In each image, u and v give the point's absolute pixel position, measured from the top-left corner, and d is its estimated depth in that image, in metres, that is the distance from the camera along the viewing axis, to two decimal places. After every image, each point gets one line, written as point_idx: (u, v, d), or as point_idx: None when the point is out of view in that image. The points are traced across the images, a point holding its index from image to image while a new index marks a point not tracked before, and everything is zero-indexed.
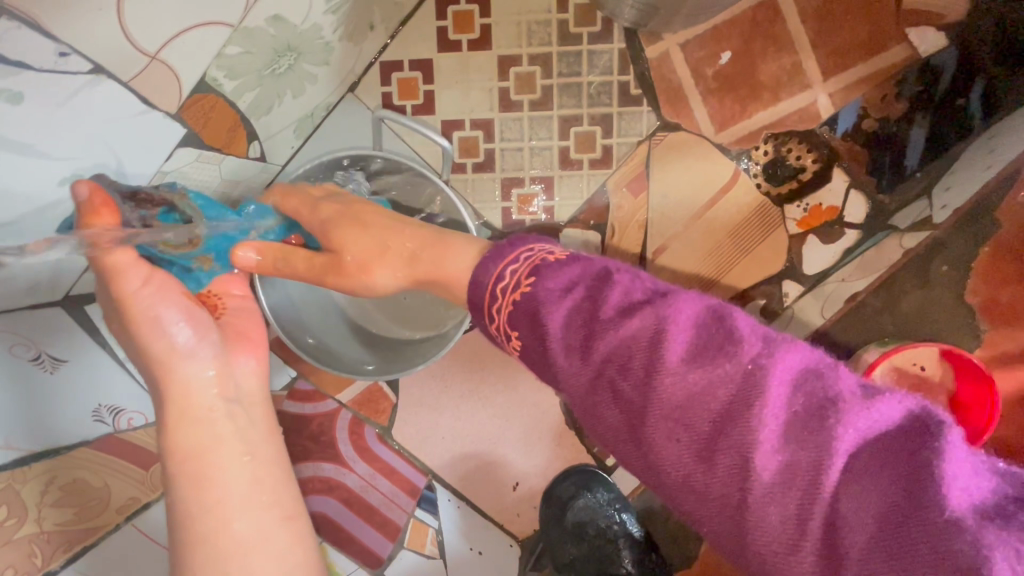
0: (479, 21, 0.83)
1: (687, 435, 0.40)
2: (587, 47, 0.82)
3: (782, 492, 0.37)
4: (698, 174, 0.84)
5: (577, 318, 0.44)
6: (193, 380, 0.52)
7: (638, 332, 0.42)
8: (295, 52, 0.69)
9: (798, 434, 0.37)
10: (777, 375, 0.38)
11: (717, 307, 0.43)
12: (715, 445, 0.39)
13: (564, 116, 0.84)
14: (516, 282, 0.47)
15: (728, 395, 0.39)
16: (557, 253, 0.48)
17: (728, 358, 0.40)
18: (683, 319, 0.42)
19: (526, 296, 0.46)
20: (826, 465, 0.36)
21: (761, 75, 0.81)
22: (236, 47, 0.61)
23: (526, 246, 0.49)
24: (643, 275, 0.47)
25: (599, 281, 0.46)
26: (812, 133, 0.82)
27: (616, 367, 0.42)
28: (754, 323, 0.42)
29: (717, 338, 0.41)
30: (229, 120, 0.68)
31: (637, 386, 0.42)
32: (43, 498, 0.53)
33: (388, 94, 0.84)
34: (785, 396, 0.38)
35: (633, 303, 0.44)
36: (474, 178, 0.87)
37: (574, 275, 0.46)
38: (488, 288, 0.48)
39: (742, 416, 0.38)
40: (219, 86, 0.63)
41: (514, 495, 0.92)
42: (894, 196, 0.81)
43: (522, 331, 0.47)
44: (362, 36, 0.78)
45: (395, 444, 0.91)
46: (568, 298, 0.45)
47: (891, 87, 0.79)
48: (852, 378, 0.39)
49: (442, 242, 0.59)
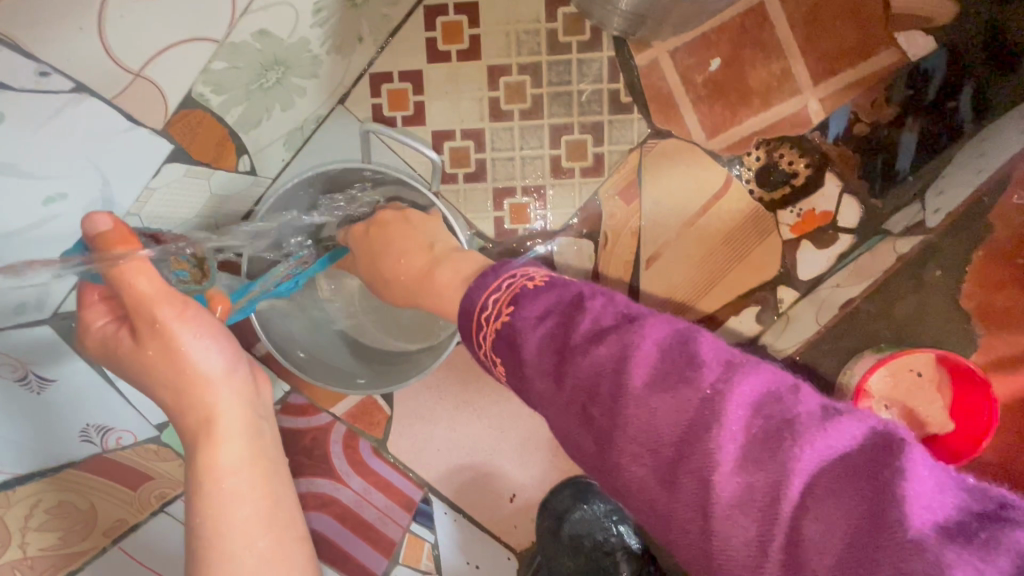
0: (467, 32, 0.82)
1: (651, 458, 0.39)
2: (577, 56, 0.82)
3: (743, 515, 0.36)
4: (690, 180, 0.84)
5: (549, 344, 0.45)
6: (214, 406, 0.50)
7: (603, 357, 0.42)
8: (282, 66, 0.69)
9: (759, 457, 0.36)
10: (737, 399, 0.38)
11: (683, 330, 0.43)
12: (680, 470, 0.38)
13: (555, 125, 0.84)
14: (497, 310, 0.48)
15: (692, 418, 0.38)
16: (534, 279, 0.49)
17: (689, 381, 0.39)
18: (649, 344, 0.42)
19: (505, 323, 0.47)
20: (790, 490, 0.35)
21: (750, 81, 0.81)
22: (223, 63, 0.61)
23: (508, 272, 0.50)
24: (615, 300, 0.47)
25: (572, 306, 0.46)
26: (804, 139, 0.81)
27: (585, 393, 0.42)
28: (718, 346, 0.42)
29: (680, 361, 0.41)
30: (217, 135, 0.68)
31: (605, 413, 0.41)
32: (27, 523, 0.55)
33: (378, 105, 0.84)
34: (744, 419, 0.37)
35: (602, 328, 0.44)
36: (465, 188, 0.86)
37: (547, 303, 0.47)
38: (474, 312, 0.50)
39: (703, 438, 0.37)
40: (205, 101, 0.63)
41: (511, 506, 0.91)
42: (887, 200, 0.80)
43: (502, 356, 0.48)
44: (350, 48, 0.78)
45: (390, 456, 0.91)
46: (540, 324, 0.46)
47: (881, 92, 0.79)
48: (813, 400, 0.38)
49: (430, 273, 0.65)
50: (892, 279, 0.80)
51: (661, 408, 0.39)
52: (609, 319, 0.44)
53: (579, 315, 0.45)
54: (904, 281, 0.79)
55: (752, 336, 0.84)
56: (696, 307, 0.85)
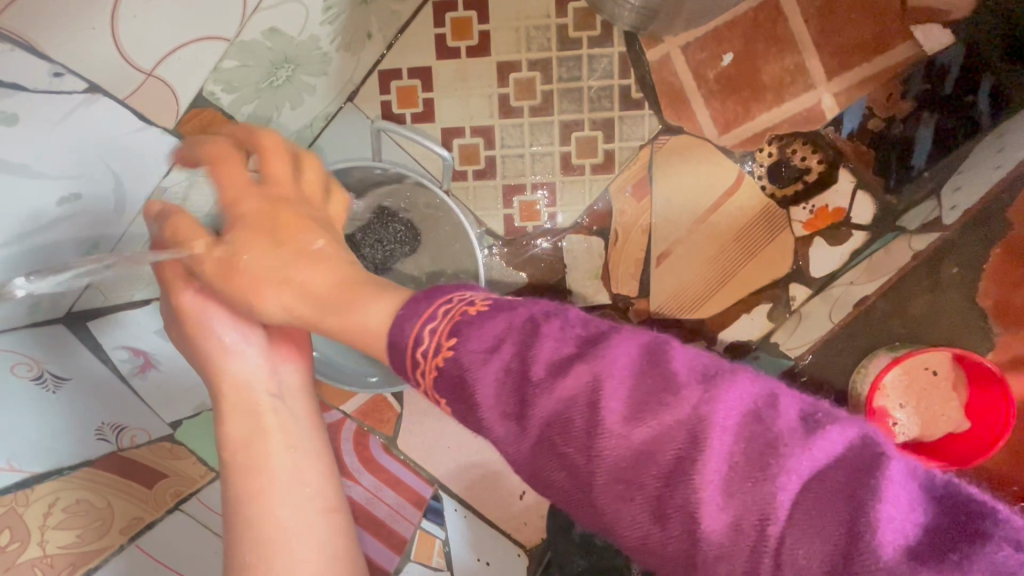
0: (477, 27, 0.82)
1: (635, 495, 0.35)
2: (587, 51, 0.81)
3: (730, 548, 0.33)
4: (701, 177, 0.83)
5: (503, 377, 0.38)
6: (245, 376, 0.54)
7: (573, 390, 0.37)
8: (292, 63, 0.69)
9: (740, 488, 0.33)
10: (716, 423, 0.34)
11: (653, 344, 0.38)
12: (665, 507, 0.34)
13: (565, 121, 0.84)
14: (437, 344, 0.40)
15: (676, 449, 0.34)
16: (477, 303, 0.41)
17: (667, 406, 0.35)
18: (617, 368, 0.37)
19: (449, 361, 0.39)
20: (772, 520, 0.32)
21: (763, 76, 0.80)
22: (233, 61, 0.60)
23: (444, 298, 0.42)
24: (572, 320, 0.40)
25: (527, 332, 0.39)
26: (817, 134, 0.81)
27: (556, 429, 0.37)
28: (694, 357, 0.37)
29: (654, 384, 0.36)
30: None
31: (580, 450, 0.37)
32: (46, 521, 0.53)
33: (387, 103, 0.84)
34: (726, 444, 0.34)
35: (569, 353, 0.38)
36: (475, 185, 0.86)
37: (497, 331, 0.39)
38: (407, 349, 0.41)
39: (687, 471, 0.34)
40: (216, 99, 0.63)
41: (521, 504, 0.91)
42: (901, 196, 0.80)
43: (449, 399, 0.40)
44: (360, 45, 0.78)
45: (401, 454, 0.91)
46: (493, 357, 0.39)
47: (897, 86, 0.78)
48: (791, 410, 0.34)
49: (354, 289, 0.47)
50: (908, 276, 0.76)
51: (639, 442, 0.35)
52: (570, 344, 0.38)
53: (536, 341, 0.38)
54: (920, 279, 0.76)
55: (763, 334, 0.84)
56: (707, 304, 0.85)
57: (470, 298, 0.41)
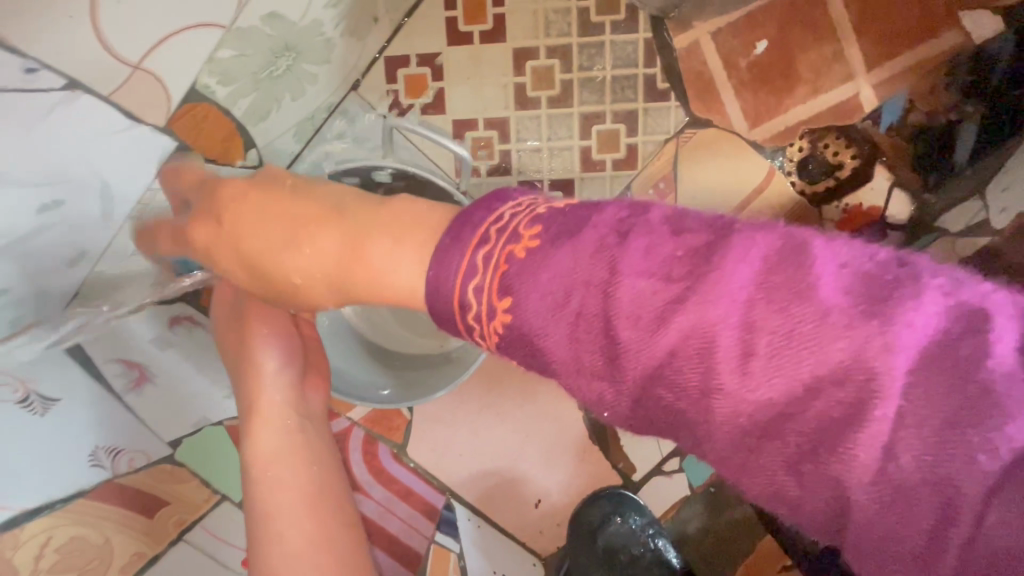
0: (491, 10, 0.75)
1: (768, 457, 0.31)
2: (610, 37, 0.76)
3: (902, 519, 0.27)
4: (729, 173, 0.78)
5: (592, 323, 0.34)
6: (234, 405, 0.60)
7: (677, 335, 0.31)
8: (293, 51, 0.62)
9: (923, 450, 0.27)
10: (895, 369, 0.27)
11: (788, 243, 0.31)
12: (806, 468, 0.30)
13: (586, 113, 0.78)
14: (489, 302, 0.36)
15: (826, 406, 0.29)
16: (531, 235, 0.36)
17: (812, 354, 0.29)
18: (741, 296, 0.30)
19: (509, 319, 0.35)
20: (974, 488, 0.26)
21: (798, 65, 0.74)
22: (229, 50, 0.54)
23: (490, 224, 0.37)
24: (657, 225, 0.34)
25: (598, 256, 0.34)
26: (853, 128, 0.76)
27: (658, 384, 0.32)
28: (858, 257, 0.30)
29: (792, 314, 0.29)
30: (224, 129, 0.62)
31: (688, 397, 0.32)
32: (38, 565, 0.51)
33: (394, 92, 0.78)
34: (905, 396, 0.27)
35: (669, 278, 0.32)
36: (489, 182, 0.81)
37: (563, 267, 0.34)
38: (453, 303, 0.37)
39: (844, 436, 0.28)
40: (211, 93, 0.57)
41: (536, 512, 0.88)
42: (940, 195, 0.75)
43: (521, 357, 0.37)
44: (365, 30, 0.71)
45: (410, 461, 0.87)
46: (566, 306, 0.34)
47: (940, 77, 0.73)
48: (1011, 333, 0.27)
49: (360, 243, 0.43)
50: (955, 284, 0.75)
51: (772, 391, 0.30)
52: (661, 265, 0.33)
53: (624, 271, 0.33)
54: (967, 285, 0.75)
55: None
56: None
57: (522, 218, 0.37)
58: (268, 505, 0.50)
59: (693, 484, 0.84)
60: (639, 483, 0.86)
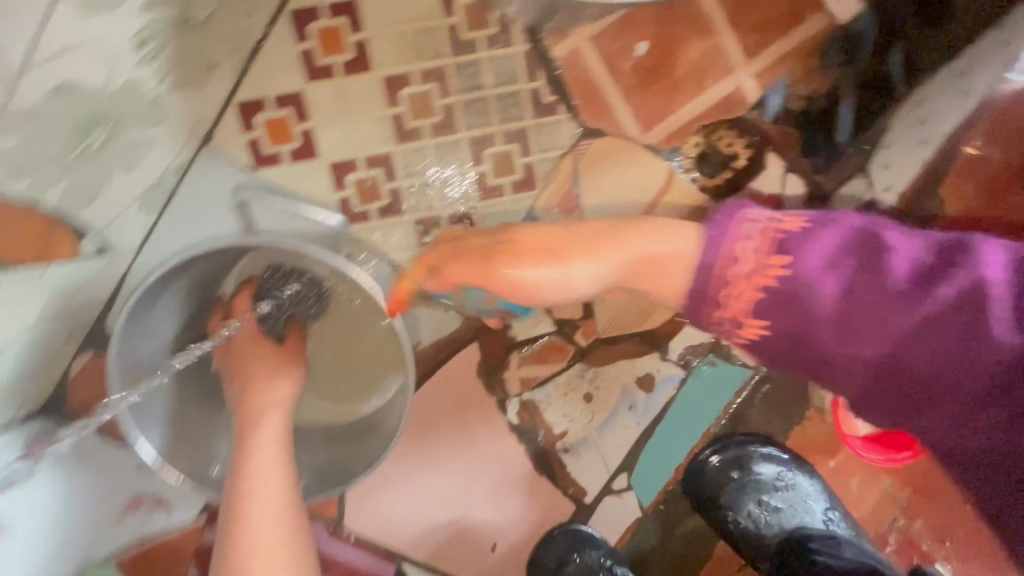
0: (350, 38, 0.68)
1: (952, 360, 0.42)
2: (486, 54, 0.70)
3: (961, 395, 0.42)
4: (632, 179, 0.76)
5: (784, 315, 0.48)
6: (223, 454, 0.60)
7: (944, 302, 0.43)
8: (110, 120, 0.52)
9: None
10: (996, 284, 0.41)
11: (865, 238, 0.47)
12: (970, 358, 0.41)
13: (474, 138, 0.72)
14: (762, 261, 0.49)
15: (968, 318, 0.42)
16: (786, 222, 0.50)
17: (951, 280, 0.43)
18: (868, 248, 0.47)
19: (779, 275, 0.48)
20: (1009, 358, 0.40)
21: (680, 62, 0.73)
22: (13, 137, 0.44)
23: (749, 217, 0.51)
24: (794, 240, 0.49)
25: (831, 268, 0.47)
26: (741, 119, 0.75)
27: (864, 316, 0.45)
28: (927, 239, 0.47)
29: (876, 255, 0.46)
30: (38, 224, 0.51)
31: (858, 364, 0.46)
32: None
33: (255, 141, 0.69)
34: (954, 296, 0.42)
35: (847, 301, 0.46)
36: (383, 224, 0.74)
37: (829, 243, 0.48)
38: (740, 258, 0.50)
39: (972, 329, 0.41)
40: (4, 189, 0.46)
41: (494, 556, 0.84)
42: (830, 174, 0.76)
43: (694, 303, 0.52)
44: (203, 78, 0.62)
45: (349, 534, 0.81)
46: (834, 264, 0.47)
47: (814, 60, 0.74)
48: (999, 257, 0.43)
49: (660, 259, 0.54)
50: None
51: (874, 354, 0.45)
52: (836, 246, 0.48)
53: (803, 249, 0.48)
54: None
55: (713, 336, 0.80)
56: (653, 315, 0.80)
57: (777, 221, 0.50)
58: (252, 522, 0.57)
59: (644, 504, 0.83)
60: (592, 504, 0.83)
